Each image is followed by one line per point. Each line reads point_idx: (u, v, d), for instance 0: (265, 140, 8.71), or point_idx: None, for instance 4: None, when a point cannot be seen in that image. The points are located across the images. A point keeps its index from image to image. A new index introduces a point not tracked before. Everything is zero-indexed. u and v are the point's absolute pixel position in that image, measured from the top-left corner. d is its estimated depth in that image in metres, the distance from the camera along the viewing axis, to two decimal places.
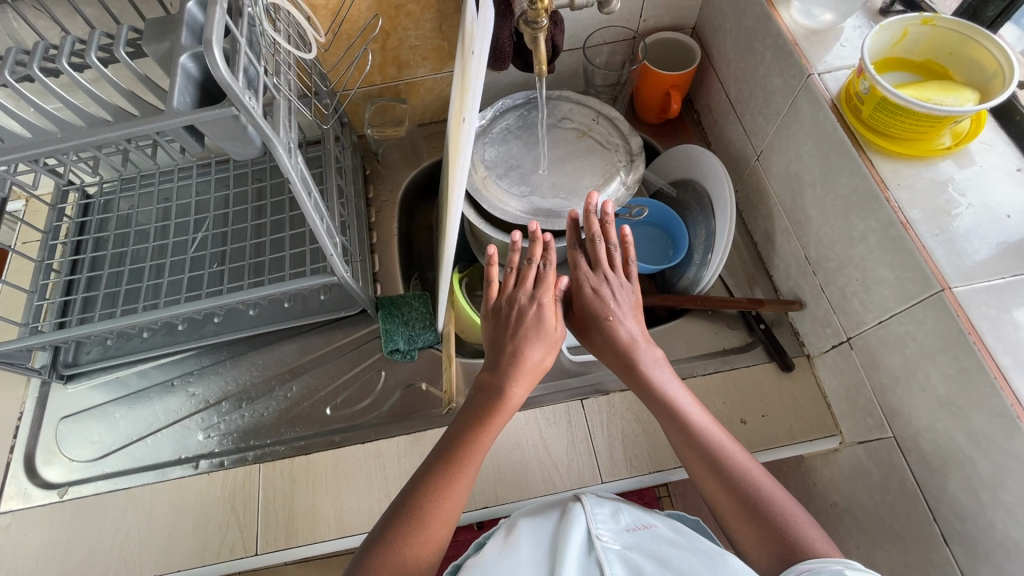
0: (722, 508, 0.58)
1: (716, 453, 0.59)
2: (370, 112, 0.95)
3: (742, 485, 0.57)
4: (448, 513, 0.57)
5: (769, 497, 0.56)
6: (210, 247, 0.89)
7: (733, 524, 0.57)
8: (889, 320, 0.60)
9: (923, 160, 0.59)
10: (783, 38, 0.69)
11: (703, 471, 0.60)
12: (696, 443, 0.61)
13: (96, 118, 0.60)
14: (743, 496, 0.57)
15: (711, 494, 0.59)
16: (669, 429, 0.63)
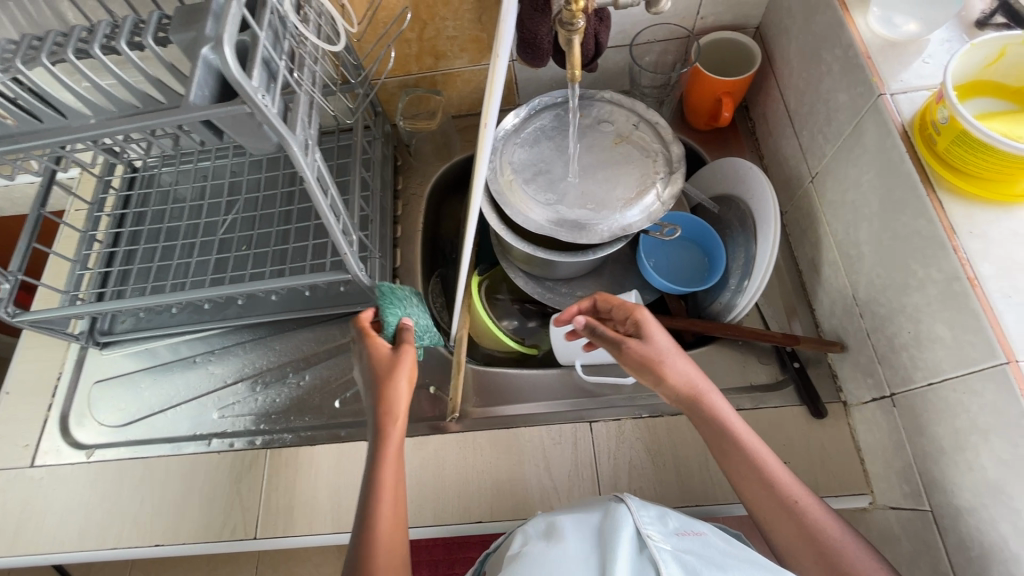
0: (782, 538, 0.56)
1: (776, 486, 0.56)
2: (405, 102, 0.93)
3: (805, 519, 0.55)
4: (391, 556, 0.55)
5: (826, 532, 0.54)
6: (239, 230, 0.89)
7: (796, 559, 0.55)
8: (940, 384, 0.53)
9: (1005, 204, 0.51)
10: (854, 50, 0.61)
11: (766, 508, 0.57)
12: (760, 477, 0.57)
13: (125, 104, 0.61)
14: (804, 530, 0.54)
15: (773, 526, 0.56)
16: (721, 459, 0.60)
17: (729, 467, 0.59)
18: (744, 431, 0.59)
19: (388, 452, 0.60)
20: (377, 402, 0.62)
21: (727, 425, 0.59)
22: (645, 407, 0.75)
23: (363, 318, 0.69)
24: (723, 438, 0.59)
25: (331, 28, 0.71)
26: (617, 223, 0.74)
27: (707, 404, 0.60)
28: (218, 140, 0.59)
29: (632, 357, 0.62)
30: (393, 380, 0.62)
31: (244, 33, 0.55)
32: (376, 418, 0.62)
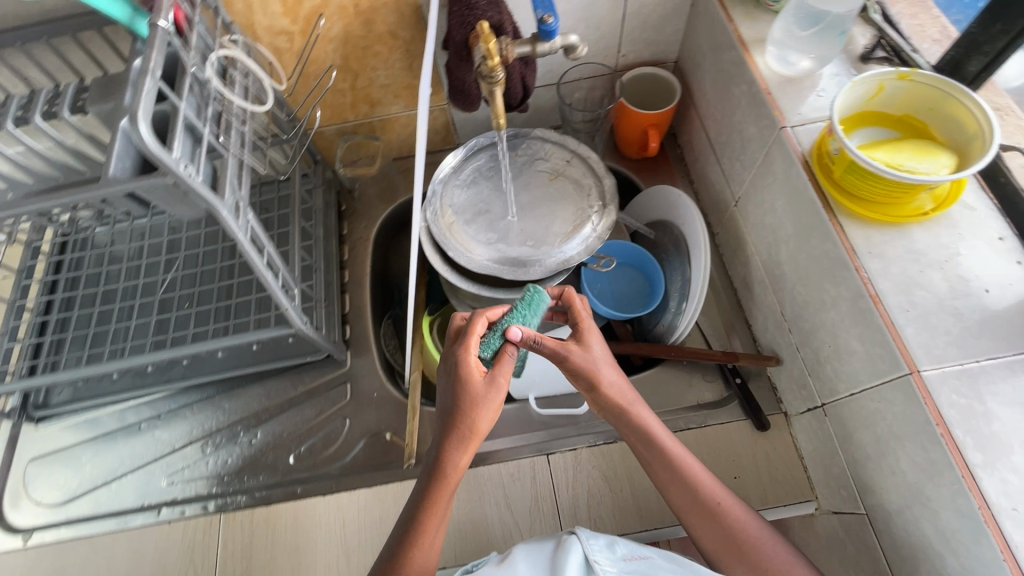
0: (706, 542, 0.58)
1: (700, 496, 0.59)
2: (344, 148, 0.94)
3: (729, 526, 0.57)
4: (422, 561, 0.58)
5: (760, 541, 0.56)
6: (180, 288, 0.87)
7: (717, 559, 0.58)
8: (860, 394, 0.56)
9: (896, 225, 0.55)
10: (756, 86, 0.66)
11: (696, 516, 0.59)
12: (683, 487, 0.60)
13: (45, 177, 0.60)
14: (726, 535, 0.57)
15: (698, 531, 0.59)
16: (652, 471, 0.62)
17: (661, 478, 0.61)
18: (669, 443, 0.62)
19: (453, 472, 0.59)
20: (459, 421, 0.58)
21: (653, 437, 0.62)
22: (599, 434, 0.76)
23: (477, 320, 0.60)
24: (653, 452, 0.62)
25: (259, 86, 0.71)
26: (557, 257, 0.77)
27: (635, 416, 0.63)
28: (142, 209, 0.58)
29: (575, 367, 0.62)
30: (474, 404, 0.57)
31: (163, 103, 0.55)
32: (451, 434, 0.58)
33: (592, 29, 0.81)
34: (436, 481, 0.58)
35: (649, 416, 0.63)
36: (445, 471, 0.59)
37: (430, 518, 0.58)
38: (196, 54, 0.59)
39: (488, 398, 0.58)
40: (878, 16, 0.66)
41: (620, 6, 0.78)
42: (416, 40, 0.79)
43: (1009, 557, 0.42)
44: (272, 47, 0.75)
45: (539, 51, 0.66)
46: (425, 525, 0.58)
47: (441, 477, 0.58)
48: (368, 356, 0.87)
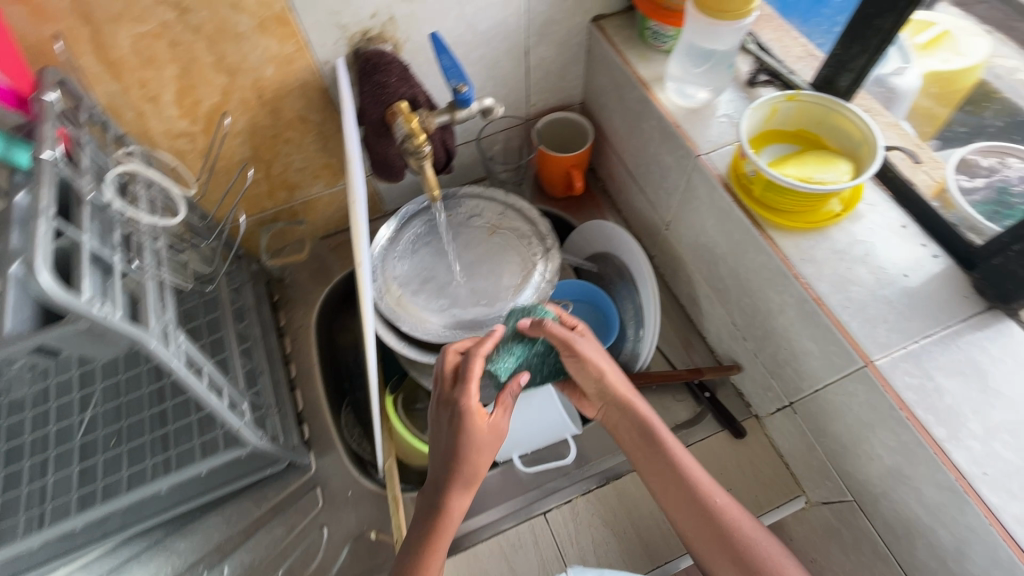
0: (696, 541, 0.58)
1: (697, 492, 0.59)
2: (267, 238, 0.89)
3: (732, 534, 0.56)
4: None
5: (770, 553, 0.55)
6: (103, 426, 0.76)
7: (706, 558, 0.58)
8: (824, 389, 0.60)
9: (817, 230, 0.60)
10: (665, 120, 0.70)
11: (691, 515, 0.58)
12: (676, 480, 0.60)
13: None
14: (724, 539, 0.56)
15: (687, 529, 0.59)
16: (651, 475, 0.62)
17: (659, 482, 0.61)
18: (666, 438, 0.62)
19: (453, 517, 0.57)
20: (463, 465, 0.56)
21: (652, 430, 0.62)
22: (590, 479, 0.75)
23: (474, 361, 0.58)
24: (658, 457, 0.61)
25: (166, 194, 0.66)
26: (513, 310, 0.76)
27: (631, 407, 0.64)
28: (50, 359, 0.51)
29: (579, 354, 0.63)
30: (478, 446, 0.56)
31: (60, 238, 0.49)
32: (454, 476, 0.56)
33: (500, 85, 0.83)
34: (436, 527, 0.56)
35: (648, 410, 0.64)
36: (446, 514, 0.56)
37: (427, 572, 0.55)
38: (91, 178, 0.53)
39: (490, 445, 0.57)
40: (754, 46, 0.72)
41: (522, 61, 0.81)
42: (327, 120, 0.77)
43: (994, 522, 0.45)
44: (173, 150, 0.70)
45: (458, 118, 0.67)
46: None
47: (442, 522, 0.56)
48: (334, 452, 0.81)
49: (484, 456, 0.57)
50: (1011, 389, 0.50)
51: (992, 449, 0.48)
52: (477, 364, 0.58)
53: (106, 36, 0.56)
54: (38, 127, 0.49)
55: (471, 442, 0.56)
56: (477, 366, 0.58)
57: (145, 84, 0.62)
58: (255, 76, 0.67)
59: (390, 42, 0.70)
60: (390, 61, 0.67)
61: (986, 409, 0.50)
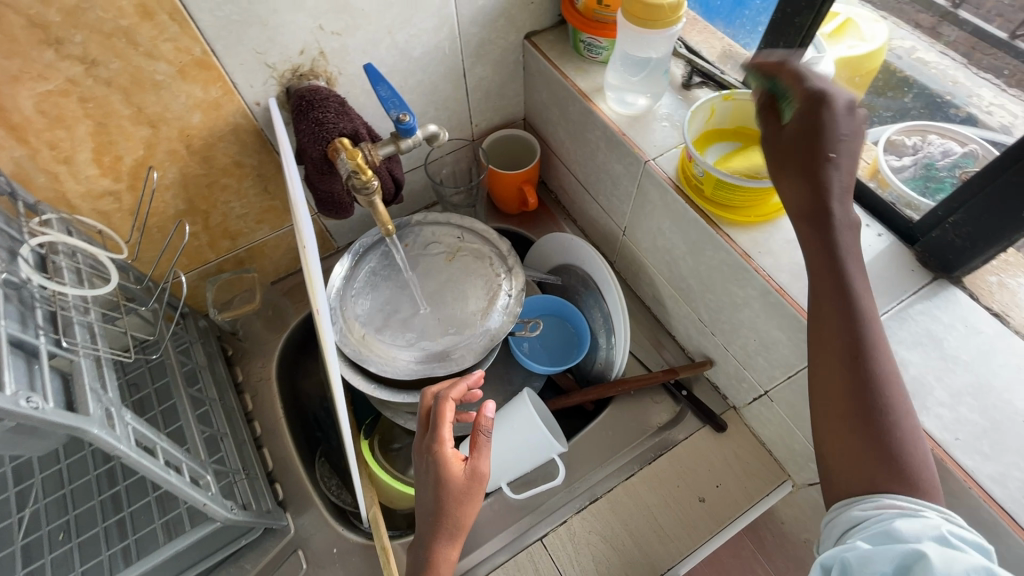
0: (819, 404, 0.45)
1: (863, 338, 0.44)
2: (213, 292, 0.84)
3: (881, 402, 0.43)
4: None
5: (908, 440, 0.42)
6: (47, 522, 0.68)
7: (818, 403, 0.45)
8: (797, 375, 0.61)
9: (769, 222, 0.62)
10: (609, 129, 0.71)
11: (839, 373, 0.44)
12: (842, 319, 0.45)
13: None
14: (858, 398, 0.43)
15: (822, 383, 0.45)
16: (813, 318, 0.47)
17: (822, 334, 0.46)
18: (862, 290, 0.45)
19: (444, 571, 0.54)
20: (443, 518, 0.53)
21: (844, 264, 0.46)
22: (582, 496, 0.74)
23: (443, 405, 0.57)
24: (835, 301, 0.46)
25: (93, 260, 0.61)
26: (484, 335, 0.74)
27: (833, 239, 0.46)
28: None
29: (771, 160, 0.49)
30: (457, 496, 0.53)
31: None
32: (436, 531, 0.53)
33: (441, 109, 0.82)
34: None
35: (846, 239, 0.46)
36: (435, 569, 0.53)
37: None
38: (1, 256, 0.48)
39: (471, 494, 0.54)
40: (684, 50, 0.75)
41: (460, 83, 0.80)
42: (265, 162, 0.73)
43: (973, 483, 0.47)
44: (97, 212, 0.65)
45: (403, 148, 0.65)
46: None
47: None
48: (313, 508, 0.76)
49: (466, 508, 0.54)
50: (965, 352, 0.53)
51: (959, 414, 0.50)
52: (446, 409, 0.56)
53: (5, 98, 0.51)
54: None
55: (447, 492, 0.53)
56: (445, 411, 0.56)
57: (56, 145, 0.57)
58: (180, 124, 0.63)
59: (323, 77, 0.68)
60: (325, 96, 0.65)
61: (948, 374, 0.52)
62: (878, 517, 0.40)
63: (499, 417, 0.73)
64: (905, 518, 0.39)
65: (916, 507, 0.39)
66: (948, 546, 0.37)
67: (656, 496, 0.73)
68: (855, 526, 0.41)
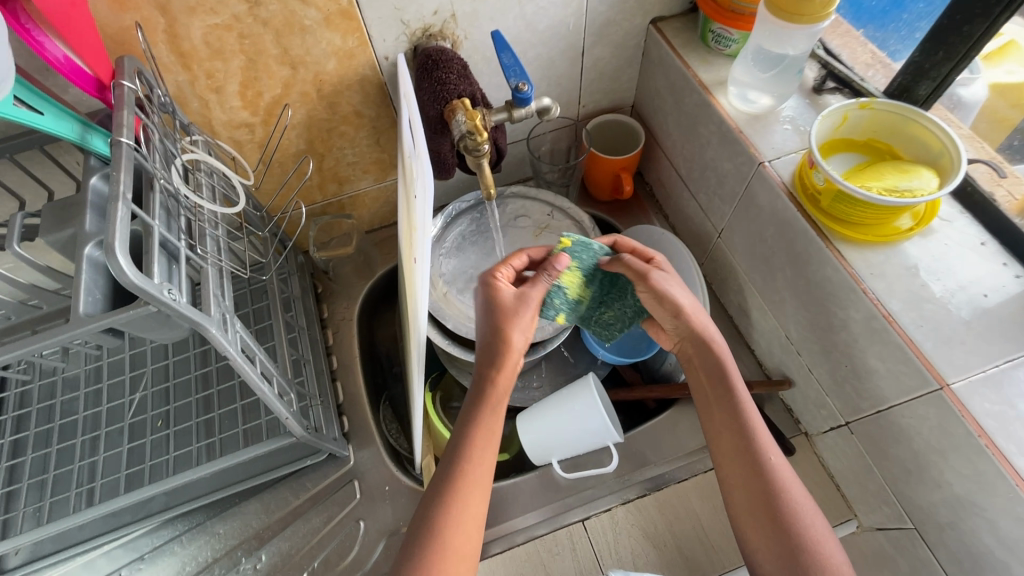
0: (733, 500, 0.58)
1: (753, 441, 0.58)
2: (315, 231, 0.90)
3: (779, 497, 0.55)
4: (470, 508, 0.54)
5: (809, 529, 0.54)
6: (151, 408, 0.78)
7: (733, 498, 0.58)
8: (889, 410, 0.58)
9: (889, 244, 0.58)
10: (726, 124, 0.68)
11: (740, 473, 0.58)
12: (738, 427, 0.59)
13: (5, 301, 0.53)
14: (762, 496, 0.56)
15: (732, 481, 0.58)
16: (715, 426, 0.61)
17: (717, 441, 0.60)
18: (749, 403, 0.60)
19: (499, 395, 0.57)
20: (497, 338, 0.57)
21: (731, 381, 0.61)
22: (627, 491, 0.74)
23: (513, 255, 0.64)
24: (732, 414, 0.60)
25: (225, 183, 0.68)
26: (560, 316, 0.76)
27: (723, 367, 0.61)
28: (116, 341, 0.52)
29: (655, 287, 0.61)
30: (511, 315, 0.58)
31: (133, 222, 0.51)
32: (489, 353, 0.57)
33: (553, 85, 0.82)
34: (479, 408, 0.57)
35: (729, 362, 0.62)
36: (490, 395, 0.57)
37: (476, 454, 0.56)
38: (160, 162, 0.54)
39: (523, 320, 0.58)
40: (822, 51, 0.70)
41: (577, 62, 0.80)
42: (382, 115, 0.77)
43: None
44: (233, 141, 0.71)
45: (515, 117, 0.66)
46: (471, 454, 0.56)
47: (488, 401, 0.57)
48: (373, 446, 0.81)
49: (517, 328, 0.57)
50: None
51: None
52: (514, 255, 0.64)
53: (180, 27, 0.57)
54: (115, 113, 0.50)
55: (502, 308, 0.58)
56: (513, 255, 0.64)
57: (212, 75, 0.63)
58: (316, 69, 0.67)
59: (449, 39, 0.70)
60: (450, 57, 0.67)
61: None
62: None
63: (561, 393, 0.73)
64: None
65: None
66: None
67: (707, 505, 0.72)
68: None
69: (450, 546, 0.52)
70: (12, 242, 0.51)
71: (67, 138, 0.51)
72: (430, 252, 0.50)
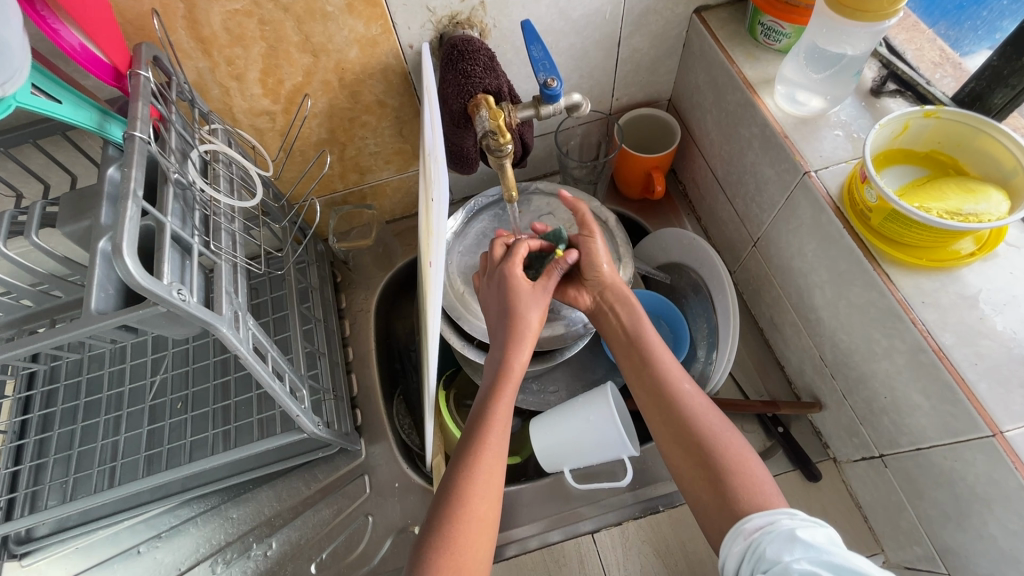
0: (661, 439, 0.60)
1: (666, 380, 0.61)
2: (335, 220, 0.89)
3: (700, 435, 0.57)
4: (489, 482, 0.54)
5: (733, 454, 0.56)
6: (172, 391, 0.79)
7: (664, 442, 0.59)
8: (930, 449, 0.53)
9: (944, 270, 0.53)
10: (770, 129, 0.63)
11: (657, 412, 0.60)
12: (651, 370, 0.62)
13: (23, 288, 0.53)
14: (682, 431, 0.58)
15: (655, 420, 0.61)
16: (631, 369, 0.64)
17: (635, 381, 0.63)
18: (657, 345, 0.64)
19: (516, 371, 0.59)
20: (517, 322, 0.60)
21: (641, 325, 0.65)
22: (639, 504, 0.72)
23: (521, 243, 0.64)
24: (645, 356, 0.63)
25: (243, 174, 0.66)
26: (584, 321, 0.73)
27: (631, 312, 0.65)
28: (129, 335, 0.52)
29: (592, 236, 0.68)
30: (531, 306, 0.61)
31: (146, 217, 0.50)
32: (511, 336, 0.60)
33: (586, 77, 0.78)
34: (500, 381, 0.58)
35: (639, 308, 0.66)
36: (508, 371, 0.58)
37: (494, 422, 0.56)
38: (175, 155, 0.53)
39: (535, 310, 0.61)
40: (884, 49, 0.64)
41: (612, 52, 0.75)
42: (405, 105, 0.75)
43: None
44: (253, 128, 0.70)
45: (542, 114, 0.63)
46: (487, 425, 0.56)
47: (505, 375, 0.58)
48: (384, 441, 0.81)
49: (535, 318, 0.61)
50: None
51: None
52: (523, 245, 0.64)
53: (199, 12, 0.55)
54: (131, 104, 0.49)
55: (518, 296, 0.61)
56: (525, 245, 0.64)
57: (232, 62, 0.61)
58: (338, 57, 0.65)
59: (477, 28, 0.67)
60: (477, 48, 0.63)
61: None
62: (751, 545, 0.49)
63: (577, 401, 0.71)
64: (766, 536, 0.48)
65: (770, 518, 0.50)
66: (806, 548, 0.46)
67: None
68: (744, 556, 0.49)
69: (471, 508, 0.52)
70: (29, 231, 0.51)
71: (84, 126, 0.50)
72: (442, 258, 0.48)
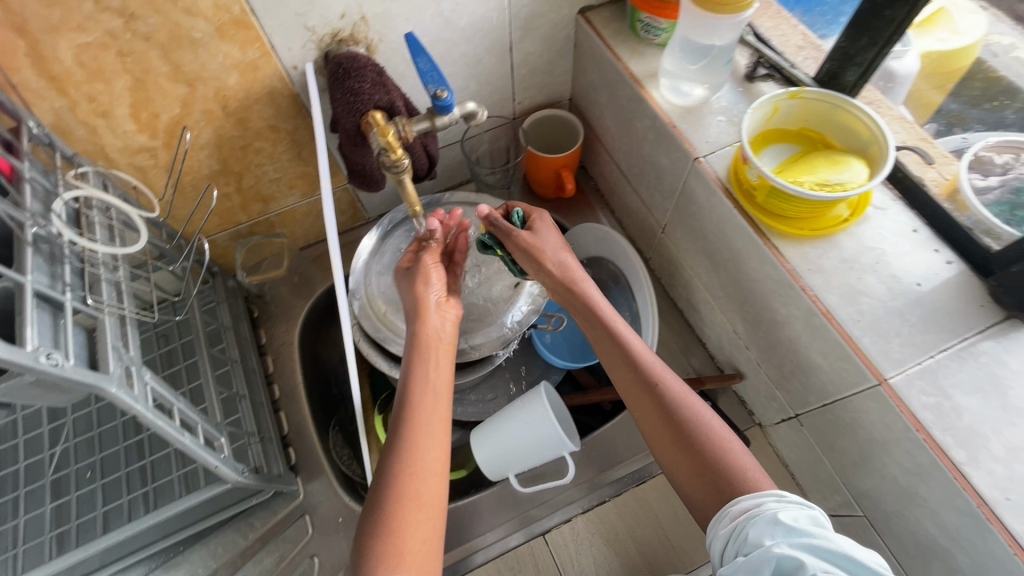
0: (649, 432, 0.56)
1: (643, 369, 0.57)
2: (242, 254, 0.85)
3: (679, 418, 0.54)
4: (425, 457, 0.51)
5: (717, 439, 0.52)
6: (77, 459, 0.72)
7: (651, 435, 0.56)
8: (834, 404, 0.57)
9: (824, 237, 0.57)
10: (660, 121, 0.66)
11: (637, 404, 0.57)
12: (621, 360, 0.59)
13: None
14: (665, 422, 0.55)
15: (639, 414, 0.57)
16: (608, 362, 0.61)
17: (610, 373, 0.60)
18: (627, 331, 0.61)
19: (433, 338, 0.59)
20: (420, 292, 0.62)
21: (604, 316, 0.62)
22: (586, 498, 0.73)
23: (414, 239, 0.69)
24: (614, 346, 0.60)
25: (124, 215, 0.61)
26: (509, 324, 0.73)
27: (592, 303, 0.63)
28: None
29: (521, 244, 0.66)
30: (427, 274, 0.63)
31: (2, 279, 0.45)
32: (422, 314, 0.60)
33: (483, 83, 0.78)
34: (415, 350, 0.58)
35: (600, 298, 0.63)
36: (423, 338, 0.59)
37: (420, 385, 0.55)
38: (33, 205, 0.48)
39: (437, 309, 0.61)
40: (752, 37, 0.68)
41: (505, 58, 0.76)
42: (300, 127, 0.72)
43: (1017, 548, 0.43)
44: (133, 167, 0.65)
45: (438, 125, 0.62)
46: (415, 396, 0.55)
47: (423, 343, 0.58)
48: (323, 476, 0.78)
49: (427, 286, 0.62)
50: None
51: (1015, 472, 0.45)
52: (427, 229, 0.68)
53: (44, 48, 0.51)
54: None
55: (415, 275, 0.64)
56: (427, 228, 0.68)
57: (95, 98, 0.57)
58: (216, 85, 0.62)
59: (363, 43, 0.65)
60: (363, 64, 0.62)
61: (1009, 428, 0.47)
62: (737, 530, 0.45)
63: (514, 403, 0.71)
64: (750, 519, 0.45)
65: (755, 500, 0.46)
66: (790, 530, 0.42)
67: (666, 507, 0.71)
68: (730, 540, 0.46)
69: (409, 500, 0.49)
70: None
71: None
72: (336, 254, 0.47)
